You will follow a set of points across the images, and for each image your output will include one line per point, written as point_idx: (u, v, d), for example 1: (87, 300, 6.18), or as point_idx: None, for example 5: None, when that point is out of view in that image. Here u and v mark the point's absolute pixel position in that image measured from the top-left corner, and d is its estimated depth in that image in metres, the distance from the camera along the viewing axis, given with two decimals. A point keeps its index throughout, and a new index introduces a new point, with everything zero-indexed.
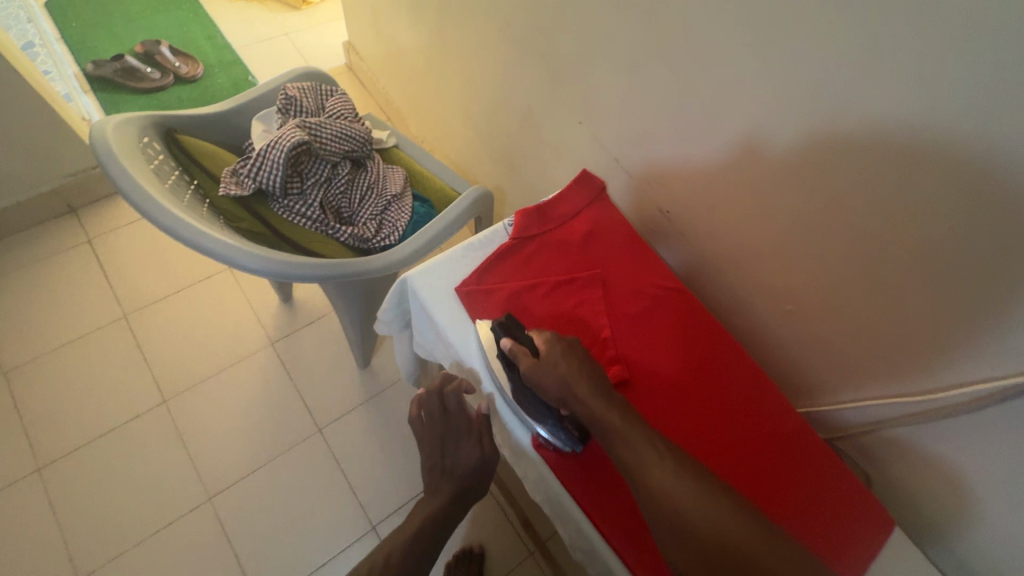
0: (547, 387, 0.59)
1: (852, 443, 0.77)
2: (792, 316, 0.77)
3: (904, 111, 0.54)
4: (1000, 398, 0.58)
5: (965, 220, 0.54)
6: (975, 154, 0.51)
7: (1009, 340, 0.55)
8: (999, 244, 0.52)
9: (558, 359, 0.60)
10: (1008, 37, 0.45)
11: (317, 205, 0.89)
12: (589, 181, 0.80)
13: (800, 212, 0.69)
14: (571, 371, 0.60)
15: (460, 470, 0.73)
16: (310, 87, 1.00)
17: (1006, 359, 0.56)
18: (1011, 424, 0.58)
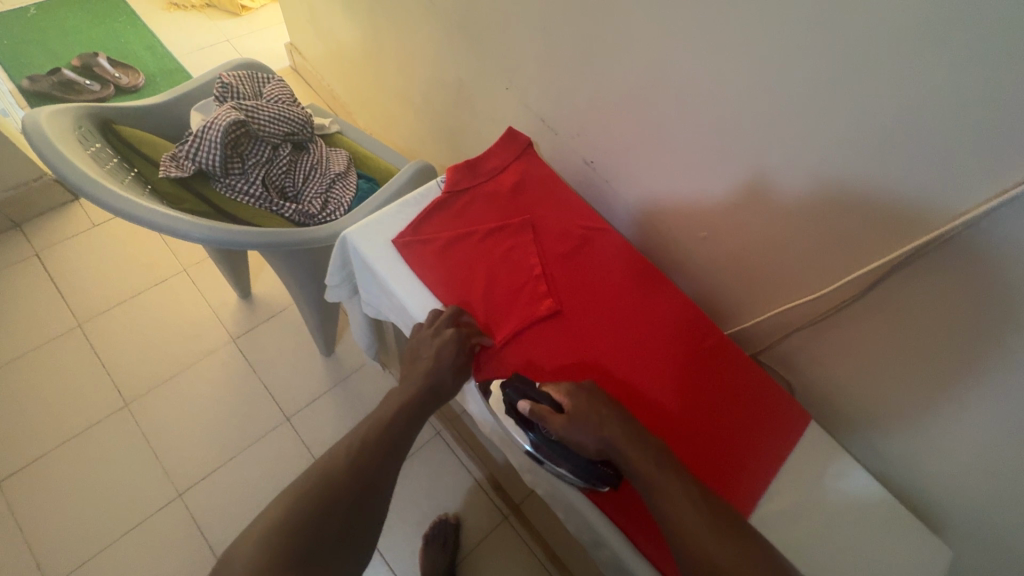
0: (587, 443, 0.59)
1: (771, 357, 0.83)
2: (710, 245, 0.83)
3: (770, 35, 0.61)
4: (871, 283, 0.65)
5: (826, 125, 0.61)
6: (824, 62, 0.58)
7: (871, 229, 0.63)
8: (854, 141, 0.59)
9: (587, 411, 0.60)
10: None
11: (259, 183, 0.92)
12: (515, 137, 0.85)
13: (702, 143, 0.75)
14: (599, 418, 0.60)
15: (439, 376, 0.68)
16: (246, 75, 1.03)
17: (872, 247, 0.64)
18: (881, 308, 0.66)
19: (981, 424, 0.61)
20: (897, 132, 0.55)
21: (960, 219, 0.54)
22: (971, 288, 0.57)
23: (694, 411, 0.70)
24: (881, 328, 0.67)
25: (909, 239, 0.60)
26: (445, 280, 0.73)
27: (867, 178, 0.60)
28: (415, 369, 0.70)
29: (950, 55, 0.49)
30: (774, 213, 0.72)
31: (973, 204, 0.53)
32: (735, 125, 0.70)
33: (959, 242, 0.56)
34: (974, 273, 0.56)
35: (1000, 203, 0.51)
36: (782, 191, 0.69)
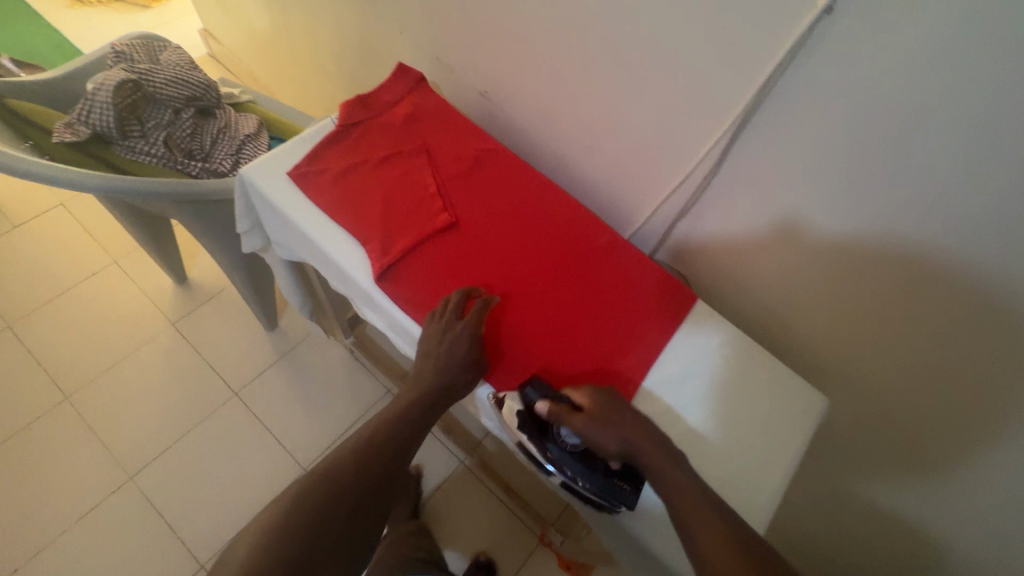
0: (607, 442, 0.60)
1: (666, 253, 0.90)
2: (596, 156, 0.88)
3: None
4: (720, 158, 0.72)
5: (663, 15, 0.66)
6: None
7: (713, 110, 0.69)
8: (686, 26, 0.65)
9: (608, 412, 0.62)
10: None
11: (161, 143, 0.94)
12: (405, 72, 0.88)
13: (572, 58, 0.80)
14: (623, 421, 0.61)
15: (451, 371, 0.66)
16: (140, 44, 1.03)
17: (716, 125, 0.70)
18: (736, 177, 0.73)
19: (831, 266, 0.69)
20: (709, 6, 0.62)
21: (769, 73, 0.61)
22: (793, 139, 0.64)
23: (585, 303, 0.76)
24: (740, 198, 0.74)
25: (737, 104, 0.67)
26: (344, 204, 0.75)
27: (698, 56, 0.66)
28: (425, 367, 0.67)
29: None
30: (640, 113, 0.77)
31: (774, 57, 0.60)
32: (588, 26, 0.75)
33: (776, 95, 0.63)
34: (794, 123, 0.63)
35: (793, 51, 0.59)
36: (639, 86, 0.75)
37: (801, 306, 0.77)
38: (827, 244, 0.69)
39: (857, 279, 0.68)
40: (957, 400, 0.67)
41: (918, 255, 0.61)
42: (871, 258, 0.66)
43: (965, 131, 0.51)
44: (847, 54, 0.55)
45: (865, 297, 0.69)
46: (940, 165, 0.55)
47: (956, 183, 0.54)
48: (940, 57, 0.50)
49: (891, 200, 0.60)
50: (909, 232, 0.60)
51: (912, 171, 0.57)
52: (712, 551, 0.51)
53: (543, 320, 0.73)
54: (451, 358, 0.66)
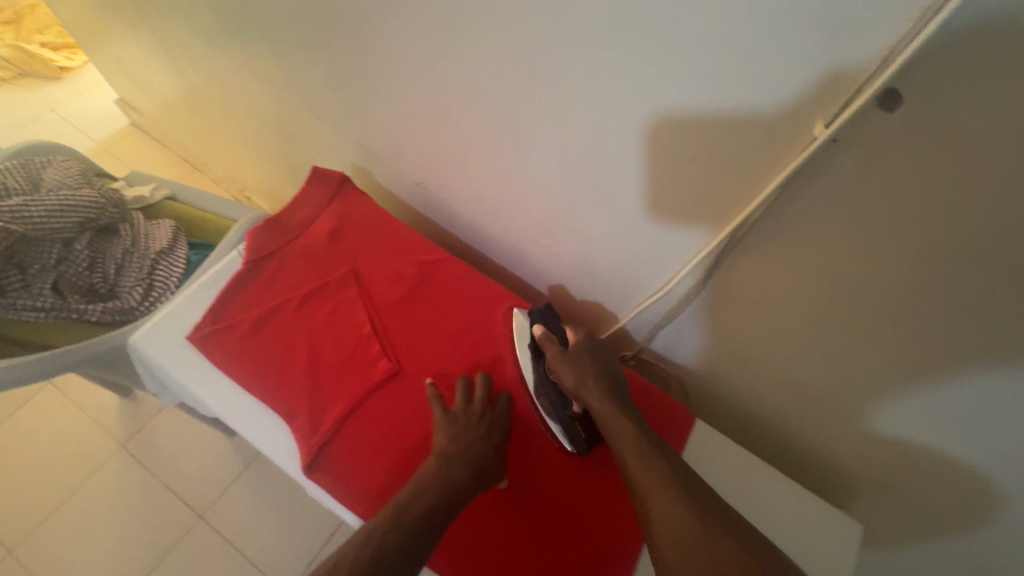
0: (565, 376, 0.59)
1: (652, 352, 0.78)
2: (559, 254, 0.75)
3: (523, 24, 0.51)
4: (704, 275, 0.59)
5: (615, 122, 0.53)
6: (588, 59, 0.50)
7: (687, 223, 0.56)
8: (647, 136, 0.52)
9: (583, 356, 0.60)
10: None
11: (47, 292, 0.80)
12: (324, 178, 0.75)
13: (516, 156, 0.67)
14: (596, 371, 0.60)
15: (489, 459, 0.57)
16: (17, 165, 0.88)
17: (693, 238, 0.57)
18: (721, 292, 0.60)
19: (848, 387, 0.57)
20: (671, 115, 0.48)
21: (756, 201, 0.48)
22: (793, 264, 0.51)
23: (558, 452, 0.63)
24: (729, 314, 0.61)
25: (721, 223, 0.53)
26: (258, 370, 0.62)
27: (663, 166, 0.53)
28: (455, 446, 0.56)
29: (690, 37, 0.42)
30: (603, 219, 0.65)
31: (762, 183, 0.47)
32: (531, 126, 0.61)
33: (768, 220, 0.49)
34: (791, 249, 0.50)
35: (785, 180, 0.45)
36: (596, 191, 0.62)
37: (813, 425, 0.65)
38: (845, 375, 0.56)
39: (885, 412, 0.56)
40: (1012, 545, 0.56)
41: (969, 403, 0.49)
42: (904, 397, 0.53)
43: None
44: (862, 188, 0.41)
45: (901, 436, 0.57)
46: (995, 318, 0.42)
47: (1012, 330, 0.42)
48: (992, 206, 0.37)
49: (923, 339, 0.48)
50: (946, 378, 0.49)
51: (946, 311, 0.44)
52: (649, 498, 0.48)
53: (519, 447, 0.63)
54: (486, 441, 0.58)
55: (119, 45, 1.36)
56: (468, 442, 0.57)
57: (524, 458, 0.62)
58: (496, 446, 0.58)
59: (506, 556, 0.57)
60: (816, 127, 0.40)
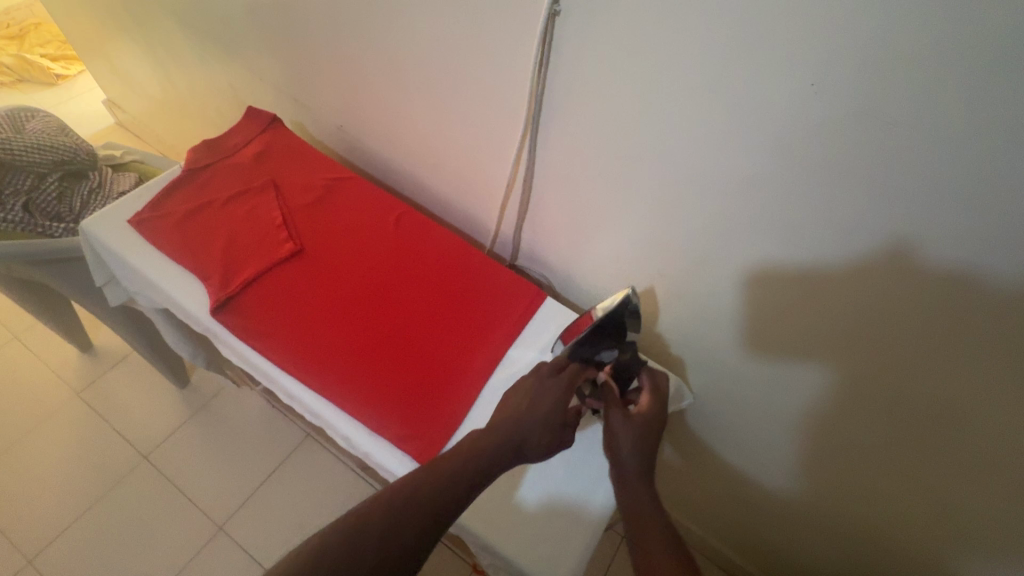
0: (622, 438, 0.62)
1: (525, 257, 0.94)
2: (444, 174, 0.93)
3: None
4: (532, 157, 0.77)
5: (452, 34, 0.73)
6: None
7: (510, 112, 0.75)
8: (472, 41, 0.71)
9: (643, 434, 0.62)
10: None
11: (19, 209, 0.95)
12: (256, 115, 0.92)
13: (399, 83, 0.86)
14: (646, 448, 0.61)
15: (527, 428, 0.61)
16: (4, 115, 1.04)
17: (515, 126, 0.76)
18: (547, 175, 0.78)
19: (644, 241, 0.75)
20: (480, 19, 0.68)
21: (533, 72, 0.67)
22: (579, 130, 0.70)
23: (426, 322, 0.76)
24: (557, 194, 0.79)
25: (522, 99, 0.72)
26: (185, 245, 0.77)
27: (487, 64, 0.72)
28: (503, 418, 0.62)
29: None
30: (463, 127, 0.83)
31: (533, 55, 0.66)
32: (398, 43, 0.81)
33: (553, 92, 0.69)
34: (575, 116, 0.69)
35: (546, 52, 0.65)
36: (453, 101, 0.81)
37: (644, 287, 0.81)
38: (641, 222, 0.73)
39: (673, 255, 0.73)
40: (781, 353, 0.72)
41: (709, 219, 0.65)
42: (675, 231, 0.70)
43: (690, 97, 0.57)
44: (592, 48, 0.61)
45: (687, 276, 0.74)
46: (689, 133, 0.60)
47: (708, 154, 0.60)
48: (646, 35, 0.56)
49: (668, 180, 0.66)
50: (692, 204, 0.65)
51: (669, 147, 0.63)
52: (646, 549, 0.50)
53: (399, 314, 0.76)
54: (534, 414, 0.62)
55: (108, 46, 1.57)
56: (513, 417, 0.62)
57: (401, 322, 0.75)
58: (545, 421, 0.62)
59: (378, 389, 0.70)
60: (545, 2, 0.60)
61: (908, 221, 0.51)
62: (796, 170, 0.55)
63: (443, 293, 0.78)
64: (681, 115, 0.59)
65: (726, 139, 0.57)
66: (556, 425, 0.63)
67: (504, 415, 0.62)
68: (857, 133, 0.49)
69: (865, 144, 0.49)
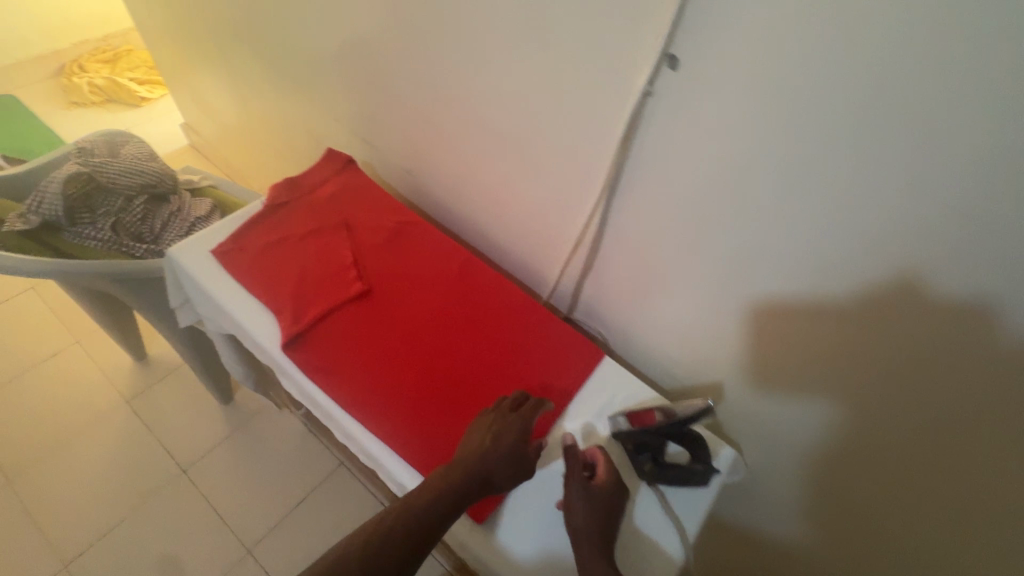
0: (574, 509, 0.62)
1: (581, 312, 0.95)
2: (508, 224, 0.95)
3: (469, 20, 0.76)
4: (604, 220, 0.78)
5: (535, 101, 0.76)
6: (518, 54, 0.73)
7: (586, 177, 0.76)
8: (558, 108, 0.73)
9: (593, 503, 0.63)
10: None
11: (108, 228, 1.01)
12: (334, 156, 0.97)
13: (474, 138, 0.89)
14: (599, 518, 0.62)
15: (492, 463, 0.63)
16: (102, 140, 1.12)
17: (590, 190, 0.77)
18: (617, 238, 0.79)
19: (710, 311, 0.74)
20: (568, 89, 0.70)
21: (615, 144, 0.69)
22: (655, 200, 0.71)
23: (482, 374, 0.76)
24: (624, 257, 0.80)
25: (600, 165, 0.73)
26: (261, 278, 0.80)
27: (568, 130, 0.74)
28: (466, 451, 0.64)
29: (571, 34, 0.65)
30: (534, 185, 0.85)
31: (618, 127, 0.68)
32: (480, 103, 0.84)
33: (633, 163, 0.70)
34: (651, 187, 0.70)
35: (632, 127, 0.66)
36: (527, 161, 0.83)
37: (704, 355, 0.80)
38: (709, 291, 0.73)
39: (741, 328, 0.72)
40: (849, 442, 0.69)
41: (787, 298, 0.64)
42: (748, 305, 0.69)
43: (781, 180, 0.57)
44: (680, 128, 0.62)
45: (756, 351, 0.73)
46: (773, 213, 0.60)
47: (792, 236, 0.60)
48: (741, 120, 0.57)
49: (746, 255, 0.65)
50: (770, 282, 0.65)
51: (752, 225, 0.63)
52: None
53: (458, 363, 0.77)
54: (497, 448, 0.64)
55: (195, 76, 1.68)
56: (476, 452, 0.63)
57: (459, 371, 0.76)
58: (508, 454, 0.64)
59: (433, 439, 0.70)
60: (638, 81, 0.62)
61: (1011, 324, 0.49)
62: (885, 260, 0.54)
63: (503, 345, 0.79)
64: (767, 196, 0.59)
65: (811, 223, 0.57)
66: (512, 463, 0.64)
67: (464, 449, 0.64)
68: (957, 234, 0.48)
69: (966, 244, 0.48)
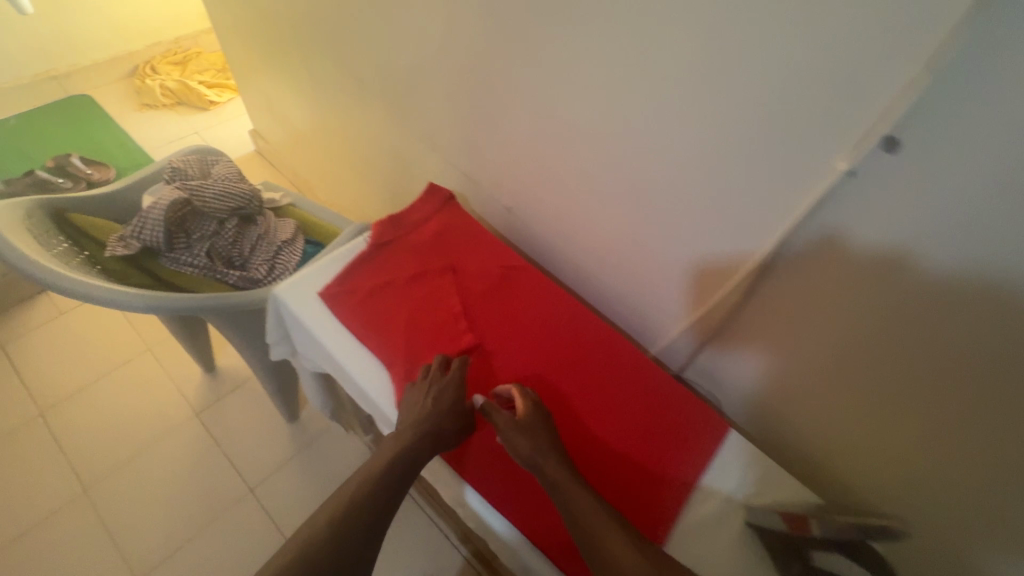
0: (521, 444, 0.64)
1: (695, 374, 0.89)
2: (618, 274, 0.90)
3: (608, 69, 0.70)
4: (750, 291, 0.72)
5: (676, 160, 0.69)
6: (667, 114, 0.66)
7: (736, 248, 0.70)
8: (709, 173, 0.66)
9: (536, 425, 0.66)
10: (655, 37, 0.62)
11: (203, 254, 0.99)
12: (435, 192, 0.93)
13: (593, 185, 0.83)
14: (546, 440, 0.65)
15: (435, 425, 0.66)
16: (194, 159, 1.11)
17: (738, 261, 0.70)
18: (764, 312, 0.72)
19: (867, 399, 0.67)
20: (726, 153, 0.63)
21: (789, 222, 0.62)
22: (821, 282, 0.63)
23: (599, 441, 0.73)
24: (766, 330, 0.73)
25: (762, 238, 0.66)
26: (372, 326, 0.77)
27: (716, 195, 0.67)
28: (409, 419, 0.67)
29: (745, 100, 0.58)
30: (659, 242, 0.79)
31: (800, 204, 0.60)
32: (605, 153, 0.78)
33: (801, 240, 0.63)
34: (822, 268, 0.62)
35: (814, 207, 0.59)
36: (653, 217, 0.77)
37: (848, 441, 0.72)
38: (881, 383, 0.64)
39: (904, 425, 0.65)
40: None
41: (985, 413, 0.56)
42: (929, 408, 0.61)
43: (1010, 290, 0.49)
44: (876, 214, 0.54)
45: (922, 454, 0.65)
46: (981, 319, 0.52)
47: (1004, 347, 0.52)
48: (972, 216, 0.48)
49: (936, 357, 0.57)
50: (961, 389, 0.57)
51: (950, 329, 0.55)
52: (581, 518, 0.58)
53: (575, 427, 0.74)
54: (438, 410, 0.67)
55: (270, 86, 1.67)
56: (416, 419, 0.67)
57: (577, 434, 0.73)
58: (449, 412, 0.68)
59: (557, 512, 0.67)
60: (837, 161, 0.54)
61: None
62: None
63: (622, 411, 0.76)
64: (977, 299, 0.51)
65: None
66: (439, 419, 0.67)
67: (401, 420, 0.68)
68: None
69: None
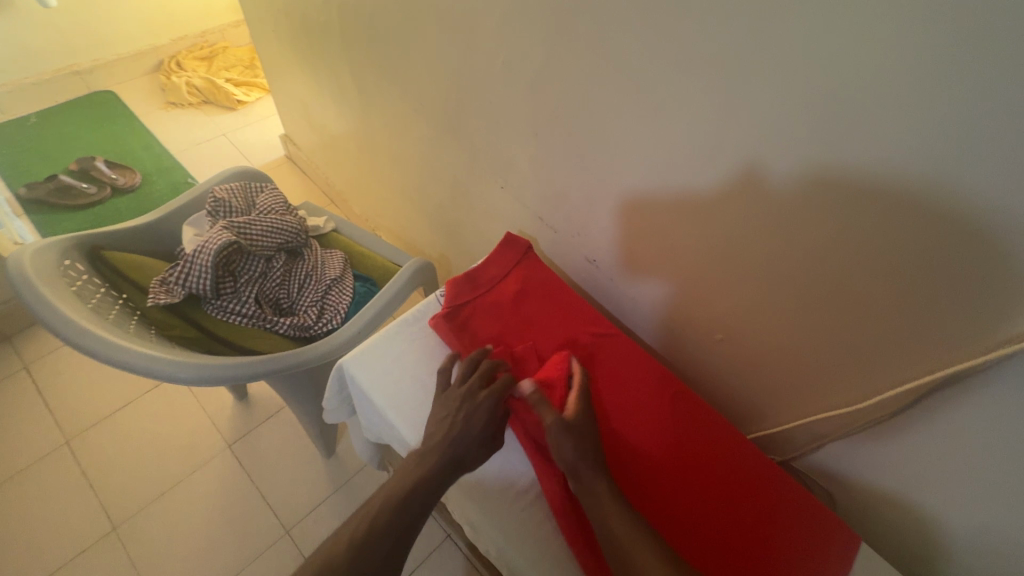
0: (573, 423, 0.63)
1: (807, 462, 0.78)
2: (723, 343, 0.80)
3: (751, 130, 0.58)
4: (913, 402, 0.61)
5: (835, 243, 0.58)
6: (831, 192, 0.55)
7: (903, 351, 0.59)
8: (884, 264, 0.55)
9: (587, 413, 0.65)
10: (830, 108, 0.50)
11: (251, 301, 0.91)
12: (513, 243, 0.83)
13: (708, 250, 0.71)
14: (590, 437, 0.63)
15: (460, 445, 0.62)
16: (238, 187, 1.02)
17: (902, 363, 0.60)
18: (925, 423, 0.61)
19: None
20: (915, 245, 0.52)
21: (995, 339, 0.51)
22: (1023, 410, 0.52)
23: (728, 548, 0.62)
24: (922, 441, 0.63)
25: (949, 350, 0.55)
26: None
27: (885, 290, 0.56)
28: (433, 438, 0.63)
29: (959, 194, 0.46)
30: (790, 322, 0.68)
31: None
32: (728, 219, 0.66)
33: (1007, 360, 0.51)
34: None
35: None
36: (787, 297, 0.67)
37: None
38: None
39: None
40: None
41: None
42: None
43: None
44: None
45: None
46: None
47: None
48: None
49: None
50: None
51: None
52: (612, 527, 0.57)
53: (693, 528, 0.63)
54: (467, 430, 0.63)
55: (306, 92, 1.56)
56: (444, 437, 0.62)
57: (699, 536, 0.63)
58: (484, 426, 0.64)
59: None
60: None
61: None
62: None
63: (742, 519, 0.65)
64: None
65: None
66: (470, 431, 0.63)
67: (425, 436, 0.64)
68: None
69: None
